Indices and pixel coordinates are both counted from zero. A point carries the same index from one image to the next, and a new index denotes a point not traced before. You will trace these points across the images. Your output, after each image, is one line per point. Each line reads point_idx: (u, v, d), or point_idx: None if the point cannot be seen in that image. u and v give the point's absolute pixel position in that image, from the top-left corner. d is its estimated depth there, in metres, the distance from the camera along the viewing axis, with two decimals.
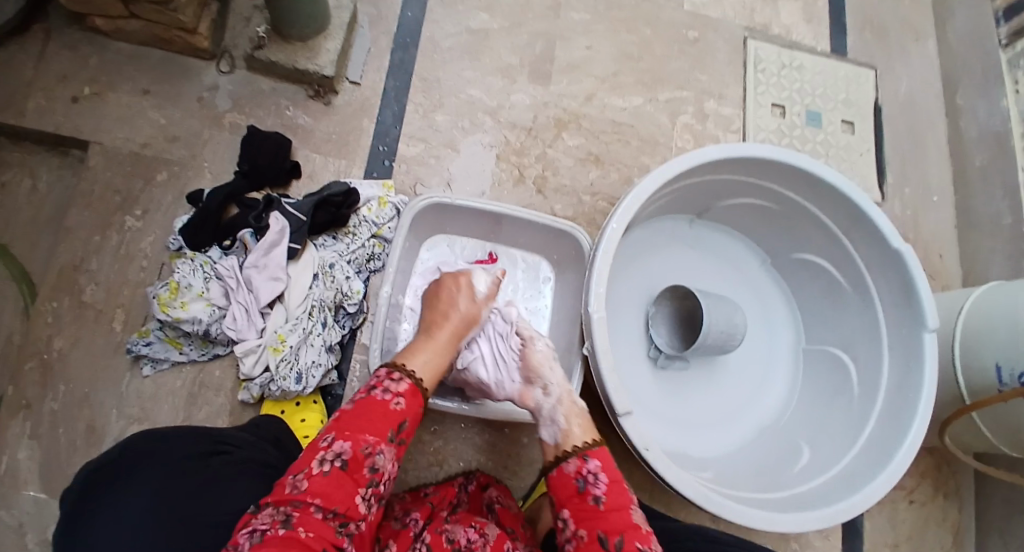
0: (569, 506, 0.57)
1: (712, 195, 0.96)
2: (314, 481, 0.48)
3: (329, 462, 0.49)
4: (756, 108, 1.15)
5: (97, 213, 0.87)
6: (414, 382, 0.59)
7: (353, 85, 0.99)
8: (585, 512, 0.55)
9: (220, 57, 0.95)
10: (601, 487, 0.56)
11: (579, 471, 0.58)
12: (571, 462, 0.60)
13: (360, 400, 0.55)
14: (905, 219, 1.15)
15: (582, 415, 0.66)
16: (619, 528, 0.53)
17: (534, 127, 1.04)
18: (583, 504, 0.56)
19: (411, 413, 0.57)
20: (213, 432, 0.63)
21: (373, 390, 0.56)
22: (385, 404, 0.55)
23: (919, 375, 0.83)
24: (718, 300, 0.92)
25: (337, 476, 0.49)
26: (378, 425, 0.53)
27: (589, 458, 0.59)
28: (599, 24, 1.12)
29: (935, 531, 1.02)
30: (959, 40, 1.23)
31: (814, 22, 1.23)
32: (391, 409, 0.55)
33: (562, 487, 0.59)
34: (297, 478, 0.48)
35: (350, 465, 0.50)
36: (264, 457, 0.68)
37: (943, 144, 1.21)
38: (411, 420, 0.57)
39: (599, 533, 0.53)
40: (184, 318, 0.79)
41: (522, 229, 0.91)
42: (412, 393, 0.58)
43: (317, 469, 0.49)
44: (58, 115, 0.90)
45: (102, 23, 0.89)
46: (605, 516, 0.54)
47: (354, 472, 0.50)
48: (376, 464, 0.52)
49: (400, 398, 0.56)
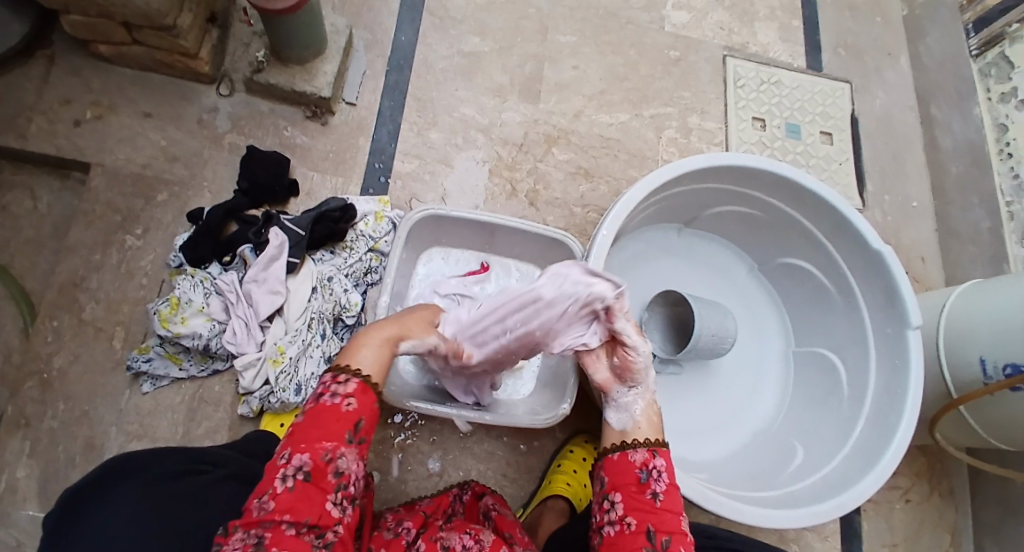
0: (623, 492, 0.56)
1: (699, 205, 1.00)
2: (280, 500, 0.43)
3: (292, 477, 0.44)
4: (738, 122, 1.19)
5: (98, 232, 0.89)
6: (363, 381, 0.51)
7: (349, 105, 1.03)
8: (638, 505, 0.55)
9: (220, 81, 0.98)
10: (661, 484, 0.56)
11: (644, 463, 0.58)
12: (638, 452, 0.59)
13: (311, 408, 0.48)
14: (886, 226, 1.19)
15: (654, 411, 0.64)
16: (668, 529, 0.53)
17: (526, 143, 1.08)
18: (640, 495, 0.55)
19: (368, 411, 0.50)
20: (194, 449, 0.61)
21: (321, 396, 0.49)
22: (337, 408, 0.48)
23: (905, 373, 0.85)
24: (709, 304, 0.94)
25: (303, 489, 0.44)
26: (334, 430, 0.47)
27: (658, 454, 0.59)
28: (585, 46, 1.17)
29: (932, 530, 1.02)
30: (929, 55, 1.29)
31: (790, 41, 1.29)
32: (344, 412, 0.48)
33: (620, 472, 0.58)
34: (262, 500, 0.44)
35: (314, 475, 0.45)
36: (245, 473, 0.66)
37: (920, 154, 1.26)
38: (370, 417, 0.50)
39: (649, 527, 0.53)
40: (184, 333, 0.80)
41: (515, 239, 0.93)
42: (363, 391, 0.50)
43: (280, 487, 0.44)
44: (62, 138, 0.92)
45: (106, 49, 0.93)
46: (658, 515, 0.54)
47: (320, 481, 0.45)
48: (341, 468, 0.47)
49: (351, 398, 0.49)
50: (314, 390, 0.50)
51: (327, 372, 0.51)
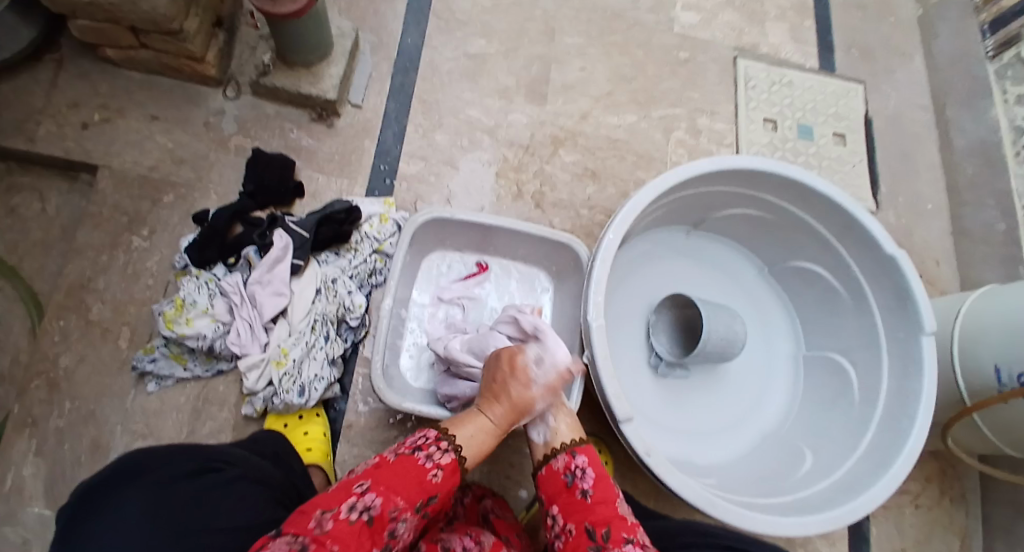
0: (558, 501, 0.59)
1: (705, 206, 0.98)
2: (340, 527, 0.46)
3: (359, 512, 0.48)
4: (747, 123, 1.18)
5: (106, 233, 0.90)
6: (458, 460, 0.57)
7: (355, 107, 1.03)
8: (573, 506, 0.58)
9: (226, 84, 0.99)
10: (588, 481, 0.59)
11: (568, 467, 0.62)
12: (560, 457, 0.63)
13: (406, 459, 0.53)
14: (899, 228, 1.17)
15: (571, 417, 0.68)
16: (605, 520, 0.56)
17: (532, 144, 1.07)
18: (572, 498, 0.59)
19: (443, 490, 0.55)
20: (208, 449, 0.62)
21: (419, 451, 0.54)
22: (424, 473, 0.53)
23: (919, 377, 0.83)
24: (717, 307, 0.93)
25: (361, 529, 0.47)
26: (411, 492, 0.52)
27: (577, 454, 0.63)
28: (592, 48, 1.16)
29: (941, 534, 1.00)
30: (943, 56, 1.27)
31: (801, 41, 1.27)
32: (428, 480, 0.53)
33: (550, 484, 0.61)
34: (323, 517, 0.47)
35: (375, 523, 0.48)
36: (255, 474, 0.65)
37: (934, 155, 1.23)
38: (441, 496, 0.55)
39: (587, 525, 0.56)
40: (189, 333, 0.80)
41: (518, 241, 0.92)
42: (451, 470, 0.55)
43: (345, 514, 0.47)
44: (71, 140, 0.93)
45: (114, 53, 0.93)
46: (592, 509, 0.57)
47: (377, 532, 0.48)
48: (396, 531, 0.50)
49: (440, 472, 0.54)
50: (415, 440, 0.56)
51: (436, 432, 0.58)
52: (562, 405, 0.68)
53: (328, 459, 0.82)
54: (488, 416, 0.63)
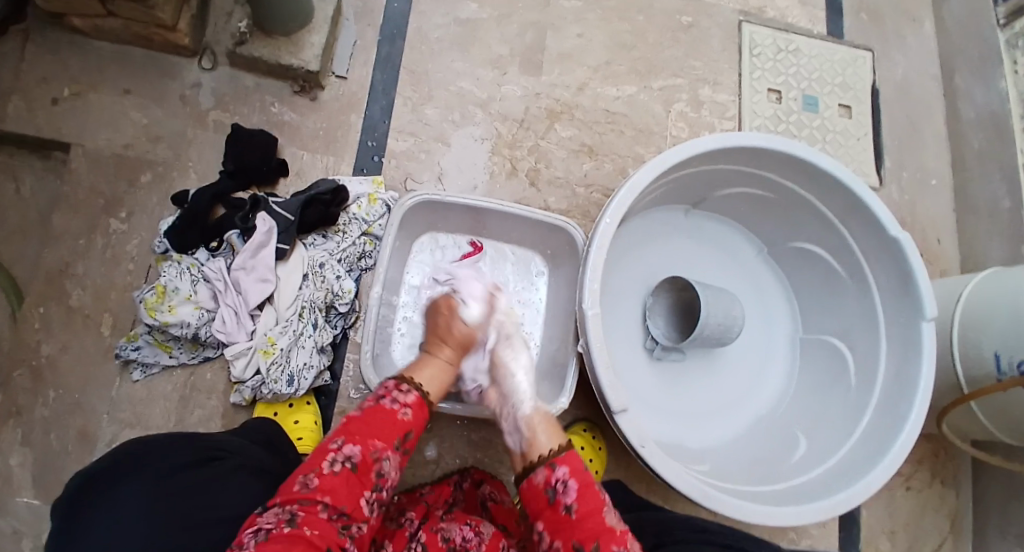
0: (542, 519, 0.54)
1: (707, 185, 0.95)
2: (325, 480, 0.48)
3: (340, 463, 0.50)
4: (752, 95, 1.13)
5: (81, 216, 0.86)
6: (420, 395, 0.59)
7: (339, 79, 0.97)
8: (558, 524, 0.53)
9: (202, 53, 0.93)
10: (570, 495, 0.53)
11: (548, 481, 0.55)
12: (540, 471, 0.57)
13: (373, 407, 0.55)
14: (902, 205, 1.14)
15: (544, 418, 0.64)
16: (594, 535, 0.51)
17: (526, 119, 1.02)
18: (556, 515, 0.53)
19: (417, 425, 0.57)
20: (209, 439, 0.63)
21: (382, 398, 0.56)
22: (394, 413, 0.55)
23: (918, 365, 0.82)
24: (717, 291, 0.91)
25: (347, 477, 0.49)
26: (386, 432, 0.53)
27: (557, 466, 0.56)
28: (590, 12, 1.10)
29: (932, 517, 1.01)
30: (958, 20, 1.20)
31: (811, 6, 1.20)
32: (399, 418, 0.55)
33: (534, 499, 0.56)
34: (307, 478, 0.48)
35: (360, 468, 0.50)
36: (253, 462, 0.66)
37: (942, 129, 1.19)
38: (416, 430, 0.57)
39: (575, 543, 0.51)
40: (172, 322, 0.78)
41: (511, 224, 0.89)
42: (418, 404, 0.58)
43: (327, 469, 0.49)
44: (39, 117, 0.88)
45: (79, 22, 0.87)
46: (578, 525, 0.52)
47: (363, 475, 0.51)
48: (382, 470, 0.52)
49: (408, 409, 0.56)
50: (376, 391, 0.57)
51: (392, 379, 0.59)
52: (535, 415, 0.63)
53: (320, 446, 0.82)
54: (443, 357, 0.68)
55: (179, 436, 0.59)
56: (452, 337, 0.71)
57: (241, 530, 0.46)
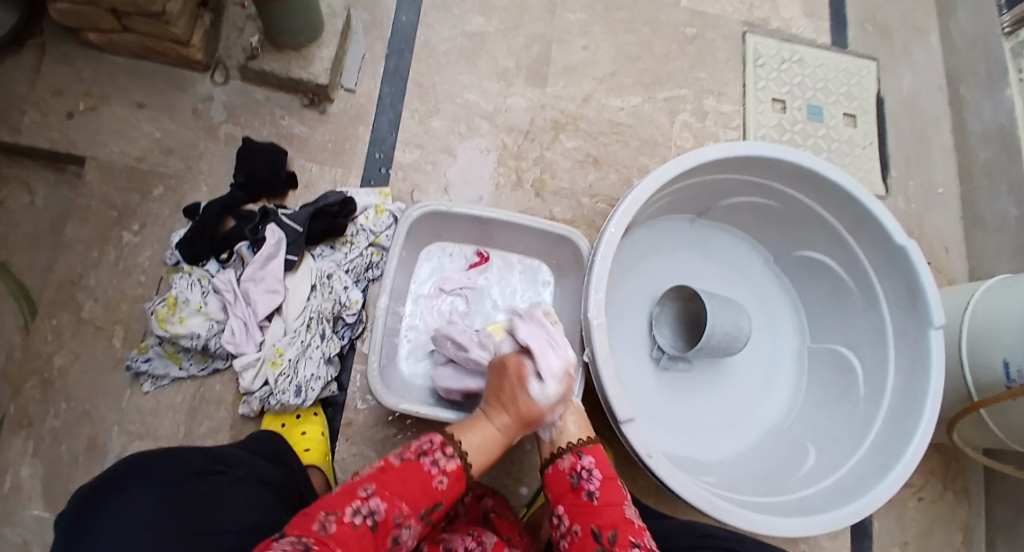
0: (564, 502, 0.59)
1: (712, 196, 0.95)
2: (343, 528, 0.46)
3: (363, 515, 0.47)
4: (756, 105, 1.13)
5: (94, 228, 0.87)
6: (462, 464, 0.56)
7: (348, 92, 0.99)
8: (579, 508, 0.58)
9: (214, 68, 0.95)
10: (594, 483, 0.60)
11: (574, 467, 0.62)
12: (567, 458, 0.63)
13: (412, 464, 0.53)
14: (909, 214, 1.14)
15: (578, 413, 0.68)
16: (612, 523, 0.56)
17: (532, 130, 1.04)
18: (578, 499, 0.59)
19: (448, 496, 0.54)
20: (212, 451, 0.62)
21: (425, 456, 0.54)
22: (431, 478, 0.53)
23: (926, 374, 0.82)
24: (723, 302, 0.91)
25: (366, 533, 0.47)
26: (416, 497, 0.51)
27: (583, 454, 0.63)
28: (596, 25, 1.11)
29: (943, 530, 1.00)
30: (963, 30, 1.21)
31: (814, 16, 1.21)
32: (433, 484, 0.53)
33: (558, 484, 0.62)
34: (329, 518, 0.46)
35: (380, 527, 0.48)
36: (259, 474, 0.66)
37: (947, 138, 1.19)
38: (444, 505, 0.54)
39: (593, 527, 0.56)
40: (182, 333, 0.79)
41: (518, 234, 0.90)
42: (456, 476, 0.55)
43: (349, 517, 0.46)
44: (54, 131, 0.90)
45: (94, 36, 0.90)
46: (598, 511, 0.57)
47: (382, 536, 0.48)
48: (400, 536, 0.50)
49: (444, 477, 0.54)
50: (419, 445, 0.55)
51: (439, 437, 0.57)
52: (569, 403, 0.67)
53: (325, 458, 0.82)
54: (497, 424, 0.62)
55: (192, 451, 0.59)
56: (515, 408, 0.62)
57: None
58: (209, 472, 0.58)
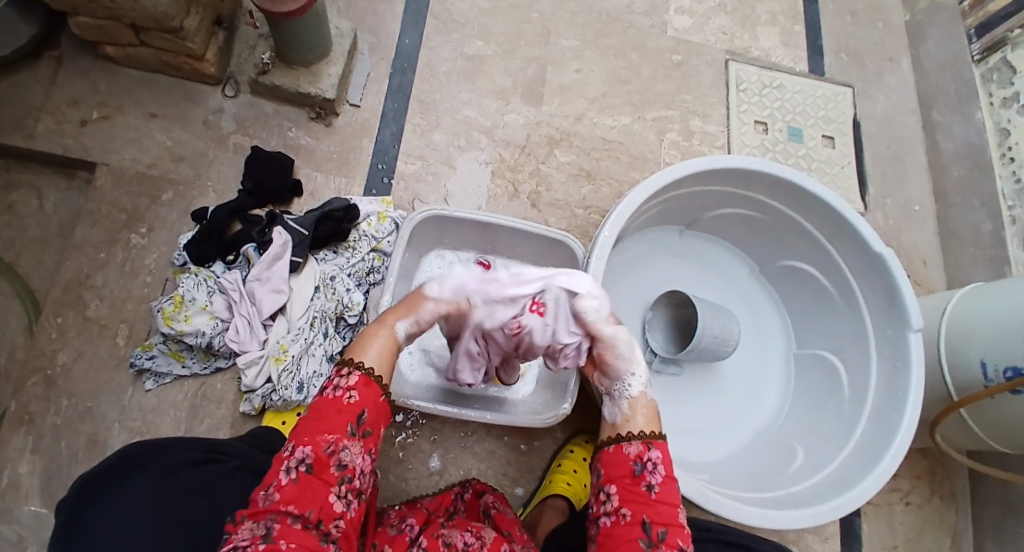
0: (619, 484, 0.57)
1: (699, 207, 1.00)
2: (285, 491, 0.47)
3: (295, 470, 0.48)
4: (739, 126, 1.20)
5: (104, 230, 0.90)
6: (366, 375, 0.55)
7: (353, 107, 1.03)
8: (633, 496, 0.56)
9: (225, 82, 0.99)
10: (657, 477, 0.56)
11: (639, 456, 0.58)
12: (634, 445, 0.59)
13: (316, 403, 0.53)
14: (887, 229, 1.19)
15: (650, 405, 0.64)
16: (664, 521, 0.54)
17: (528, 145, 1.09)
18: (635, 487, 0.56)
19: (369, 404, 0.54)
20: (206, 441, 0.64)
21: (324, 390, 0.53)
22: (339, 401, 0.52)
23: (907, 375, 0.85)
24: (713, 306, 0.95)
25: (306, 480, 0.48)
26: (335, 422, 0.51)
27: (652, 446, 0.59)
28: (588, 49, 1.18)
29: (933, 534, 1.02)
30: (931, 59, 1.29)
31: (792, 46, 1.29)
32: (345, 404, 0.52)
33: (615, 465, 0.59)
34: (268, 491, 0.47)
35: (316, 467, 0.49)
36: (254, 463, 0.67)
37: (922, 159, 1.25)
38: (372, 410, 0.54)
39: (643, 518, 0.54)
40: (187, 331, 0.81)
41: (516, 240, 0.94)
42: (364, 384, 0.54)
43: (284, 479, 0.47)
44: (68, 138, 0.93)
45: (113, 50, 0.94)
46: (654, 505, 0.55)
47: (322, 473, 0.49)
48: (343, 461, 0.50)
49: (352, 392, 0.53)
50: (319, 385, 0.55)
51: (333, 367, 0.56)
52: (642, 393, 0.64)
53: None
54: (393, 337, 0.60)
55: (179, 439, 0.61)
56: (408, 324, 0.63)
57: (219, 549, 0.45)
58: (203, 462, 0.60)
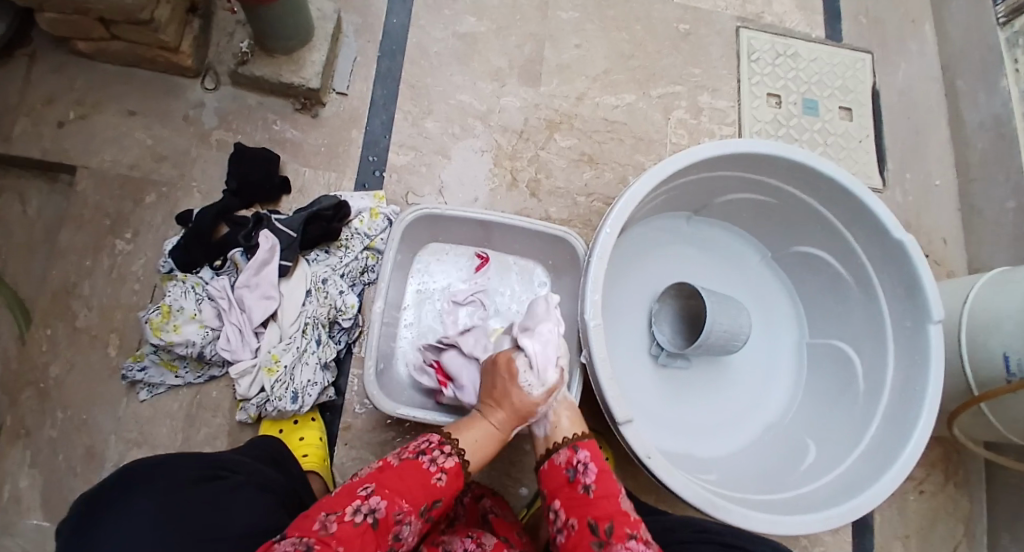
0: (560, 496, 0.58)
1: (707, 193, 0.95)
2: (345, 526, 0.46)
3: (364, 514, 0.48)
4: (751, 100, 1.13)
5: (88, 237, 0.87)
6: (460, 461, 0.58)
7: (340, 95, 0.98)
8: (575, 500, 0.56)
9: (205, 74, 0.95)
10: (590, 475, 0.58)
11: (569, 462, 0.60)
12: (562, 453, 0.62)
13: (409, 463, 0.54)
14: (906, 207, 1.13)
15: (570, 408, 0.69)
16: (609, 514, 0.54)
17: (526, 130, 1.03)
18: (574, 492, 0.57)
19: (447, 493, 0.55)
20: (210, 456, 0.59)
21: (422, 456, 0.55)
22: (429, 476, 0.54)
23: (925, 369, 0.81)
24: (723, 299, 0.91)
25: (366, 531, 0.47)
26: (416, 494, 0.52)
27: (578, 449, 0.62)
28: (588, 23, 1.11)
29: (946, 521, 1.00)
30: (954, 20, 1.20)
31: (807, 10, 1.20)
32: (432, 482, 0.54)
33: (553, 479, 0.60)
34: (329, 518, 0.47)
35: (380, 524, 0.49)
36: (264, 480, 0.64)
37: (944, 131, 1.18)
38: (444, 500, 0.55)
39: (589, 520, 0.54)
40: (177, 341, 0.78)
41: (516, 236, 0.90)
42: (455, 473, 0.56)
43: (350, 515, 0.47)
44: (46, 140, 0.90)
45: (85, 45, 0.89)
46: (594, 503, 0.55)
47: (382, 532, 0.49)
48: (401, 532, 0.51)
49: (443, 474, 0.55)
50: (417, 446, 0.57)
51: (436, 436, 0.59)
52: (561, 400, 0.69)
53: (325, 463, 0.82)
54: (492, 420, 0.64)
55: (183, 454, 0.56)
56: (509, 402, 0.65)
57: None
58: (206, 479, 0.55)
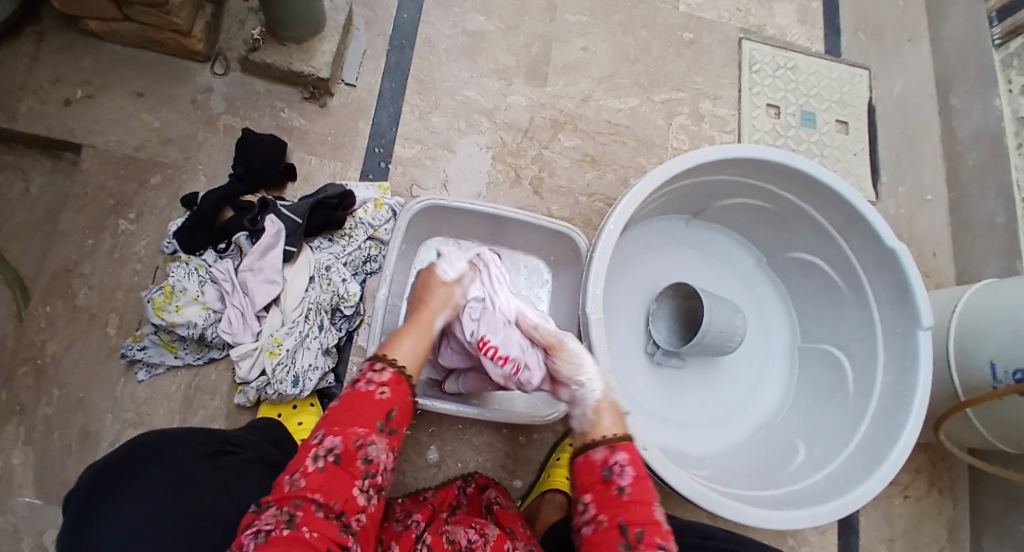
0: (592, 492, 0.56)
1: (707, 196, 0.97)
2: (312, 478, 0.47)
3: (323, 458, 0.48)
4: (751, 109, 1.15)
5: (91, 216, 0.87)
6: (398, 371, 0.57)
7: (349, 86, 0.99)
8: (607, 500, 0.54)
9: (214, 59, 0.95)
10: (626, 478, 0.56)
11: (606, 461, 0.57)
12: (599, 450, 0.59)
13: (348, 395, 0.54)
14: (899, 218, 1.16)
15: (614, 406, 0.64)
16: (641, 521, 0.53)
17: (531, 128, 1.04)
18: (607, 492, 0.55)
19: (399, 402, 0.55)
20: (219, 434, 0.60)
21: (358, 384, 0.55)
22: (370, 395, 0.53)
23: (914, 373, 0.84)
24: (719, 300, 0.92)
25: (332, 469, 0.48)
26: (367, 417, 0.52)
27: (617, 449, 0.58)
28: (595, 26, 1.13)
29: (930, 526, 1.02)
30: (949, 40, 1.24)
31: (809, 23, 1.23)
32: (377, 399, 0.53)
33: (586, 473, 0.58)
34: (294, 477, 0.48)
35: (343, 458, 0.49)
36: (267, 458, 0.64)
37: (936, 146, 1.21)
38: (400, 408, 0.55)
39: (620, 521, 0.53)
40: (178, 322, 0.78)
41: (522, 231, 0.91)
42: (396, 382, 0.56)
43: (312, 466, 0.48)
44: (51, 118, 0.89)
45: (95, 25, 0.89)
46: (628, 507, 0.54)
47: (349, 465, 0.49)
48: (369, 455, 0.50)
49: (385, 388, 0.54)
50: (352, 379, 0.56)
51: (368, 361, 0.58)
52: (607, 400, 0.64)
53: None
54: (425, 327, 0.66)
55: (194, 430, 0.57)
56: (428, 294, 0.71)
57: (240, 532, 0.46)
58: (214, 455, 0.56)
